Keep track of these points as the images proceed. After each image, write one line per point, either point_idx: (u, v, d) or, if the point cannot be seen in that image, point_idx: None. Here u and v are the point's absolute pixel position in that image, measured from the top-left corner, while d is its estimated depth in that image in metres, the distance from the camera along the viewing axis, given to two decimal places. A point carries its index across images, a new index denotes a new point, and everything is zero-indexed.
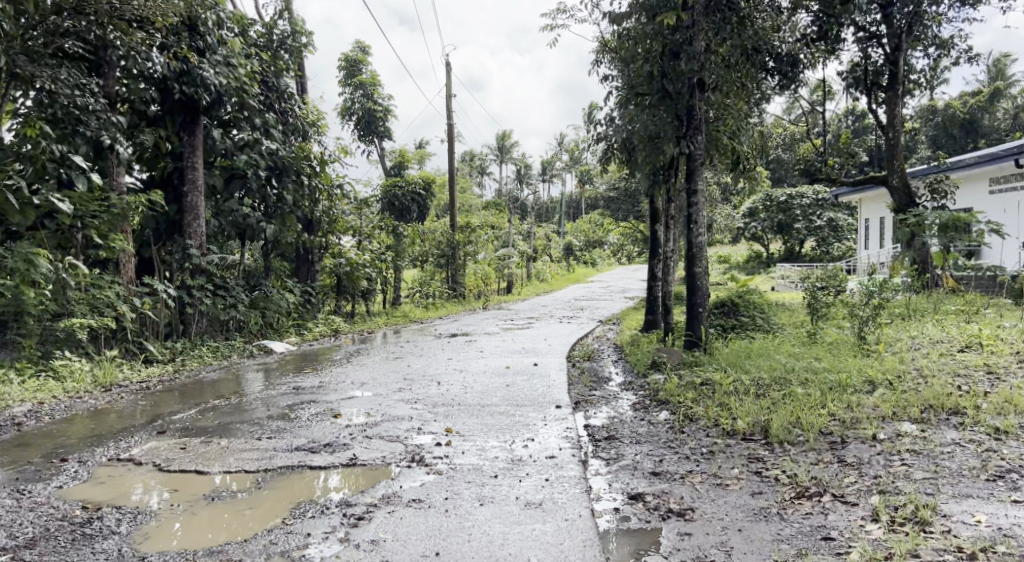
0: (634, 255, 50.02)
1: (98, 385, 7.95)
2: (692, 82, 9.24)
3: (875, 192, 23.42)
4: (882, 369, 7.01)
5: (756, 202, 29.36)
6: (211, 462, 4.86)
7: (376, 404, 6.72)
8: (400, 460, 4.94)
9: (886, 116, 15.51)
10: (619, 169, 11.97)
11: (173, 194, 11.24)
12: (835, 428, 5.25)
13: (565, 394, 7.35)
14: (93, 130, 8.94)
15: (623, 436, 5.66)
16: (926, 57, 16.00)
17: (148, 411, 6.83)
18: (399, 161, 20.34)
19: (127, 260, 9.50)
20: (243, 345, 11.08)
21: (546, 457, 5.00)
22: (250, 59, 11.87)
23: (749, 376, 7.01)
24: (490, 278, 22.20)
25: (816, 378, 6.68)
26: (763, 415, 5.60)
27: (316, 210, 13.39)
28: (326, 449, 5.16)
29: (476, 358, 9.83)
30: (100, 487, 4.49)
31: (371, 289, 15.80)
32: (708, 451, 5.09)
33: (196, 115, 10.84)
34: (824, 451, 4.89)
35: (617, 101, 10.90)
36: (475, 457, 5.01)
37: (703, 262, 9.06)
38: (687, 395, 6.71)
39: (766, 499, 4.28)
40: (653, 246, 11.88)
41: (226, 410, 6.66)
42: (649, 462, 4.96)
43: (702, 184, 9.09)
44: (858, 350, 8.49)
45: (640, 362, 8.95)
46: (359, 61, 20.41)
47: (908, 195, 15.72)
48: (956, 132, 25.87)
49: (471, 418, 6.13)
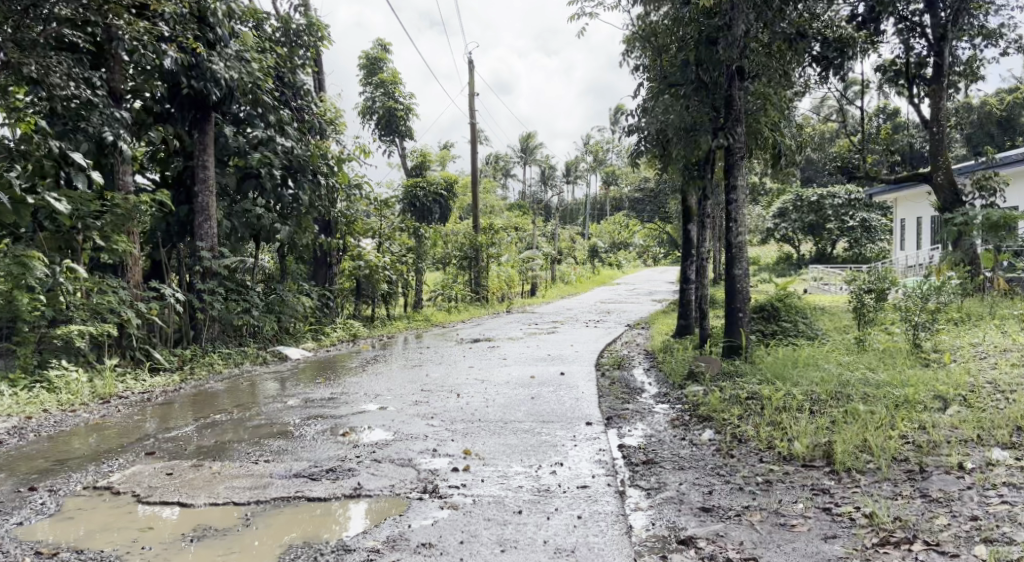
0: (660, 257, 49.13)
1: (95, 397, 7.47)
2: (731, 70, 8.48)
3: (912, 192, 22.42)
4: (949, 382, 6.29)
5: (785, 203, 28.33)
6: (197, 492, 4.30)
7: (390, 420, 6.14)
8: (410, 491, 4.33)
9: (930, 110, 14.58)
10: (650, 165, 11.30)
11: (185, 194, 10.82)
12: (911, 454, 4.56)
13: (596, 408, 6.70)
14: (96, 126, 8.49)
15: (663, 460, 5.01)
16: (971, 49, 15.13)
17: (143, 426, 6.31)
18: (421, 162, 19.77)
19: (133, 263, 9.13)
20: (257, 352, 10.60)
21: (577, 487, 4.37)
22: (265, 53, 11.39)
23: (800, 389, 6.31)
24: (514, 281, 21.56)
25: (877, 393, 5.96)
26: (823, 436, 4.93)
27: (332, 211, 12.89)
28: (328, 476, 4.57)
29: (499, 367, 9.17)
30: (65, 524, 3.95)
31: (392, 292, 15.22)
32: (765, 481, 4.43)
33: (207, 112, 10.39)
34: (902, 483, 4.21)
35: (648, 93, 10.24)
36: (495, 487, 4.39)
37: (744, 263, 8.34)
38: (732, 411, 6.05)
39: (842, 547, 3.63)
40: (686, 246, 11.02)
41: (226, 426, 6.12)
42: (697, 494, 4.31)
43: (743, 179, 8.38)
44: (916, 360, 7.76)
45: (675, 371, 8.28)
46: (379, 58, 19.95)
47: (955, 193, 14.72)
48: (994, 130, 24.84)
49: (492, 437, 5.52)
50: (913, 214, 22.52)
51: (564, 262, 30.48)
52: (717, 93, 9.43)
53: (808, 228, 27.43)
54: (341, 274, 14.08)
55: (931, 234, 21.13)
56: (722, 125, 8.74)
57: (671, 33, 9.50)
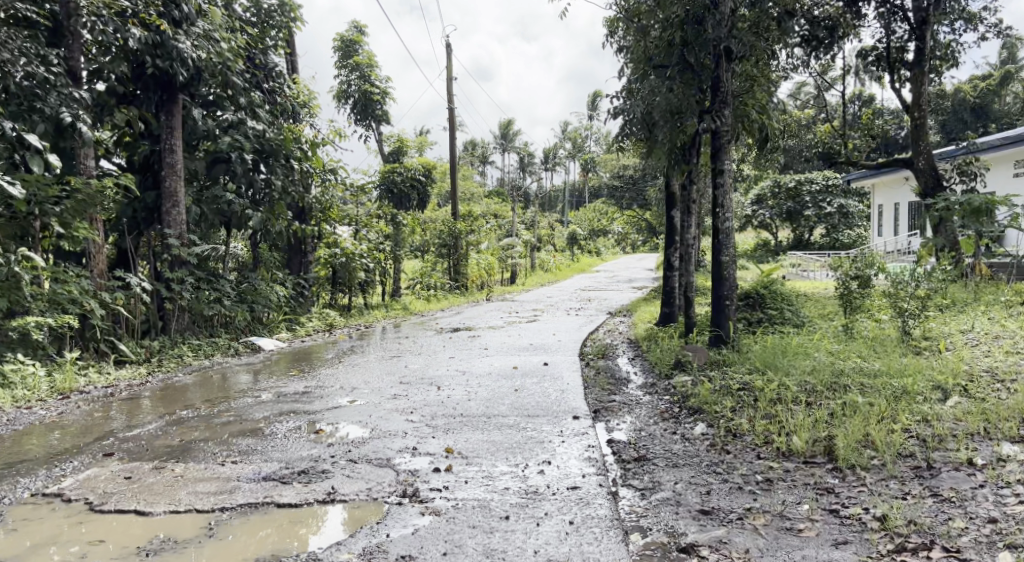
0: (638, 244, 49.25)
1: (54, 392, 7.09)
2: (718, 51, 8.19)
3: (890, 178, 22.41)
4: (947, 371, 6.11)
5: (764, 189, 28.24)
6: (157, 499, 3.95)
7: (366, 416, 5.82)
8: (389, 495, 4.04)
9: (912, 94, 14.39)
10: (633, 150, 11.03)
11: (152, 179, 10.36)
12: (917, 449, 4.35)
13: (582, 401, 6.43)
14: (53, 106, 8.09)
15: (655, 457, 4.76)
16: (951, 33, 15.00)
17: (102, 424, 5.92)
18: (398, 147, 19.30)
19: (97, 251, 8.70)
20: (229, 344, 10.21)
21: (568, 489, 4.10)
22: (236, 33, 10.94)
23: (794, 380, 6.09)
24: (493, 269, 21.19)
25: (874, 384, 5.75)
26: (823, 430, 4.72)
27: (307, 197, 12.46)
28: (299, 479, 4.26)
29: (479, 358, 8.86)
30: (6, 538, 3.60)
31: (370, 281, 14.82)
32: (765, 480, 4.19)
33: (174, 93, 9.92)
34: (910, 481, 4.00)
35: (632, 75, 9.95)
36: (480, 489, 4.11)
37: (731, 249, 8.10)
38: (724, 404, 5.81)
39: (853, 555, 3.42)
40: (670, 232, 10.79)
41: (192, 423, 5.76)
42: (694, 495, 4.06)
43: (730, 162, 8.13)
44: (908, 349, 7.59)
45: (661, 361, 8.06)
46: (354, 41, 19.40)
47: (937, 179, 14.58)
48: (967, 117, 24.84)
49: (475, 434, 5.22)
50: (891, 201, 22.52)
51: (542, 251, 30.24)
52: (703, 75, 9.18)
53: (787, 215, 27.38)
54: (317, 263, 13.68)
55: (910, 219, 21.13)
56: (708, 108, 8.47)
57: (654, 14, 9.24)
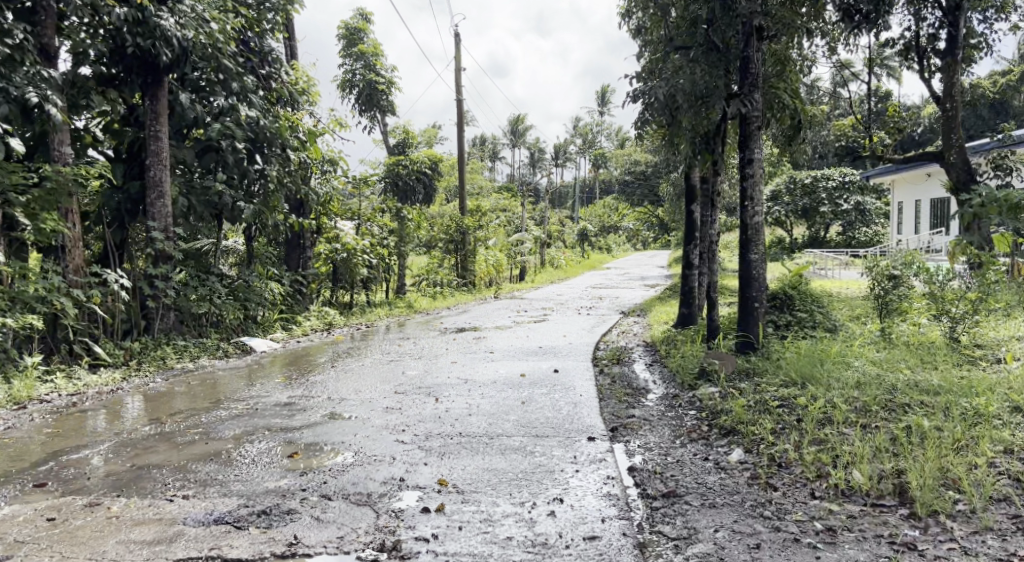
0: (650, 241, 48.68)
1: (10, 401, 6.40)
2: (749, 28, 7.35)
3: (912, 175, 21.48)
4: (1020, 388, 5.28)
5: (779, 185, 27.14)
6: (75, 554, 3.25)
7: (349, 436, 5.05)
8: (366, 548, 3.32)
9: (944, 85, 13.40)
10: (653, 139, 10.20)
11: (137, 168, 9.63)
12: (1012, 492, 3.66)
13: (598, 417, 5.64)
14: (19, 87, 7.34)
15: (687, 492, 3.99)
16: (982, 20, 13.95)
17: (52, 441, 5.19)
18: (404, 139, 18.54)
19: (73, 245, 8.00)
20: (218, 344, 9.51)
21: (584, 540, 3.40)
22: (228, 13, 10.18)
23: (841, 397, 5.27)
24: (502, 265, 20.44)
25: (938, 404, 4.95)
26: (888, 463, 3.98)
27: (304, 189, 11.71)
28: (259, 522, 3.53)
29: (484, 364, 8.10)
30: None
31: (371, 278, 14.08)
32: (826, 530, 3.49)
33: (158, 76, 9.16)
34: (1013, 536, 3.35)
35: (652, 58, 9.12)
36: (477, 540, 3.38)
37: (761, 246, 7.29)
38: (763, 424, 5.01)
39: None
40: (690, 227, 9.99)
41: (153, 443, 5.01)
42: (741, 551, 3.34)
43: (760, 151, 7.31)
44: (961, 359, 6.78)
45: (684, 369, 7.26)
46: (360, 29, 18.63)
47: (970, 172, 13.59)
48: (988, 113, 23.90)
49: (475, 460, 4.46)
50: (912, 197, 21.62)
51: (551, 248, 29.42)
52: (730, 56, 8.33)
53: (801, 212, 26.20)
54: (316, 259, 12.95)
55: (932, 217, 20.21)
56: (735, 92, 7.63)
57: None
